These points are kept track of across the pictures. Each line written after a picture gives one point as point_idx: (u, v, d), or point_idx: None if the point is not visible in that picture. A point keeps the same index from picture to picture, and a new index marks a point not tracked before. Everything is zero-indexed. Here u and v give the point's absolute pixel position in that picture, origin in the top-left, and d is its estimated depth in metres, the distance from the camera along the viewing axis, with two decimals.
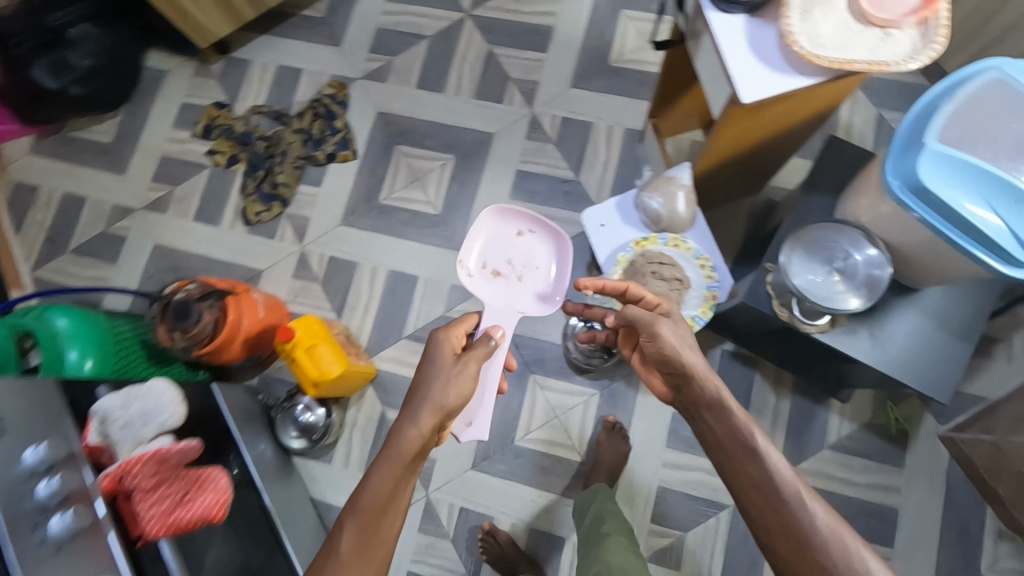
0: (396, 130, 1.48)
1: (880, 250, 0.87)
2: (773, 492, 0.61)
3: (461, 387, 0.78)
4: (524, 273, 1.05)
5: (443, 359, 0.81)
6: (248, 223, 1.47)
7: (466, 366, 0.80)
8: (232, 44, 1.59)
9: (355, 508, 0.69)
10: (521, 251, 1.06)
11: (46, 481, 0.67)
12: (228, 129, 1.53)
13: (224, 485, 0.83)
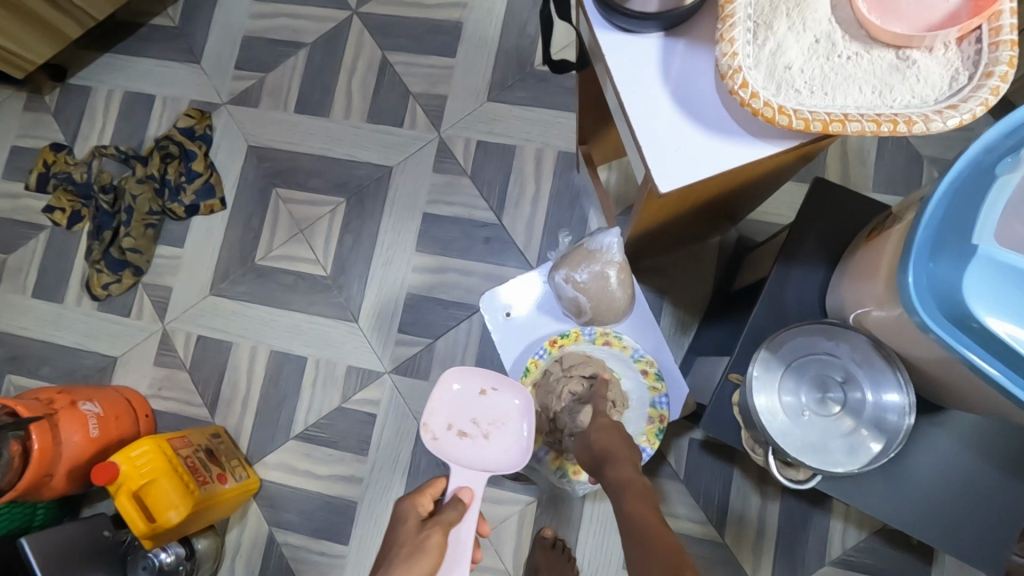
0: (272, 169, 1.18)
1: (905, 398, 0.57)
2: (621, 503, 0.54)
3: (421, 563, 0.55)
4: (500, 426, 0.72)
5: (404, 530, 0.60)
6: (96, 298, 1.17)
7: (431, 533, 0.58)
8: (67, 67, 1.27)
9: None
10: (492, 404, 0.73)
11: None
12: (65, 178, 1.22)
13: None
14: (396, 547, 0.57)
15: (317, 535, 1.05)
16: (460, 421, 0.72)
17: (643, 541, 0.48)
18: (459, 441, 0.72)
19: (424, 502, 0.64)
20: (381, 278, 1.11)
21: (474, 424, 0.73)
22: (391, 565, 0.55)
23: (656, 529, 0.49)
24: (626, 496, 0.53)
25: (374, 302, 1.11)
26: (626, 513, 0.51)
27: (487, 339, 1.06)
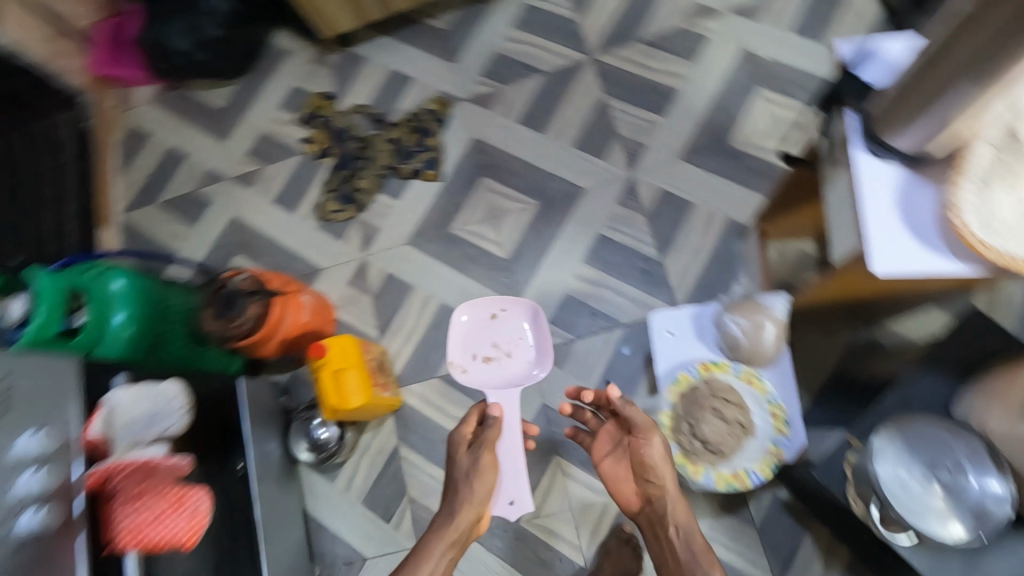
0: (485, 161, 1.42)
1: (1005, 488, 0.71)
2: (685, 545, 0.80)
3: (483, 474, 1.01)
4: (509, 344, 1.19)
5: (461, 456, 1.04)
6: (321, 219, 1.46)
7: (483, 455, 1.02)
8: (352, 38, 1.59)
9: (428, 554, 0.94)
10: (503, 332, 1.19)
11: (31, 474, 0.67)
12: (328, 122, 1.54)
13: (201, 510, 0.82)
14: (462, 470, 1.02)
15: (434, 461, 1.26)
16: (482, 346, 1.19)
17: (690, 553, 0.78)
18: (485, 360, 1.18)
19: (466, 429, 1.07)
20: (547, 275, 1.32)
21: (494, 347, 1.19)
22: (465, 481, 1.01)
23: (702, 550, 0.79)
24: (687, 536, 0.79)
25: (535, 292, 1.32)
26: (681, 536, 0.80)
27: (621, 351, 1.24)
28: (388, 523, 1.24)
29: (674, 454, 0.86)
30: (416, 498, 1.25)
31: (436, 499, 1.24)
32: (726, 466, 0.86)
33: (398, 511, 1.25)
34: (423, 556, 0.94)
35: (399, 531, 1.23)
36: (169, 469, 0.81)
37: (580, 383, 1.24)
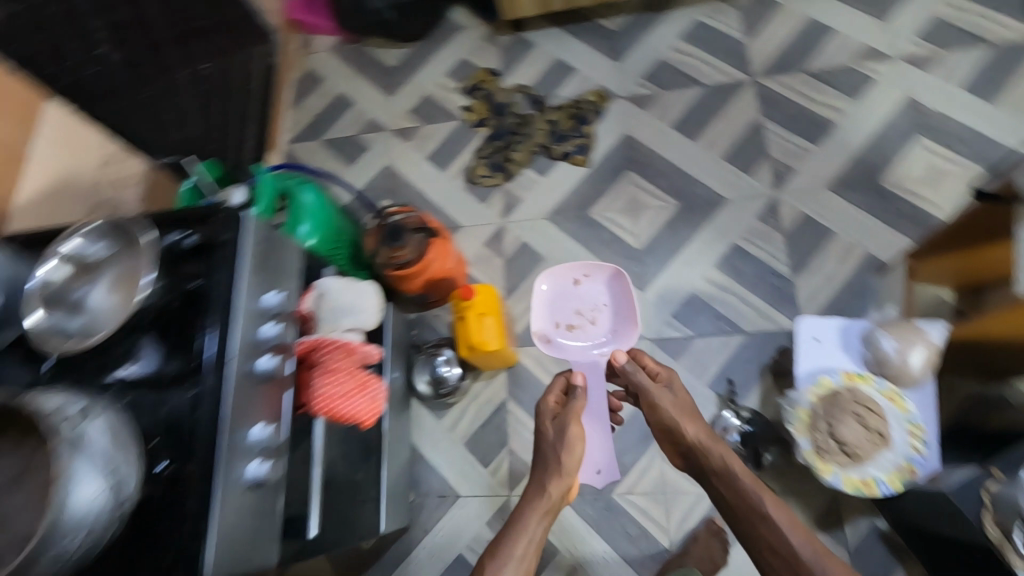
0: (634, 157, 1.50)
1: None
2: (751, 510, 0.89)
3: (570, 445, 1.03)
4: (591, 310, 1.25)
5: (547, 429, 1.07)
6: (468, 181, 1.57)
7: (572, 426, 1.04)
8: (525, 24, 1.71)
9: (528, 525, 0.94)
10: (583, 300, 1.25)
11: (273, 325, 0.79)
12: (490, 95, 1.65)
13: (378, 400, 0.92)
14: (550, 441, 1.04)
15: None
16: (564, 316, 1.25)
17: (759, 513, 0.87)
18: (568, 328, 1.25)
19: (550, 399, 1.12)
20: (677, 272, 1.38)
21: (576, 315, 1.25)
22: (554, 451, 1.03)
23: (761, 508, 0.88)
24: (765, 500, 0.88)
25: (662, 286, 1.38)
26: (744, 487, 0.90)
27: (738, 357, 1.28)
28: (484, 468, 1.32)
29: (806, 449, 0.90)
30: (515, 452, 1.32)
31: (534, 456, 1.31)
32: (856, 471, 0.89)
33: (496, 460, 1.32)
34: (518, 522, 0.94)
35: (494, 478, 1.31)
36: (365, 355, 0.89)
37: (692, 379, 1.29)
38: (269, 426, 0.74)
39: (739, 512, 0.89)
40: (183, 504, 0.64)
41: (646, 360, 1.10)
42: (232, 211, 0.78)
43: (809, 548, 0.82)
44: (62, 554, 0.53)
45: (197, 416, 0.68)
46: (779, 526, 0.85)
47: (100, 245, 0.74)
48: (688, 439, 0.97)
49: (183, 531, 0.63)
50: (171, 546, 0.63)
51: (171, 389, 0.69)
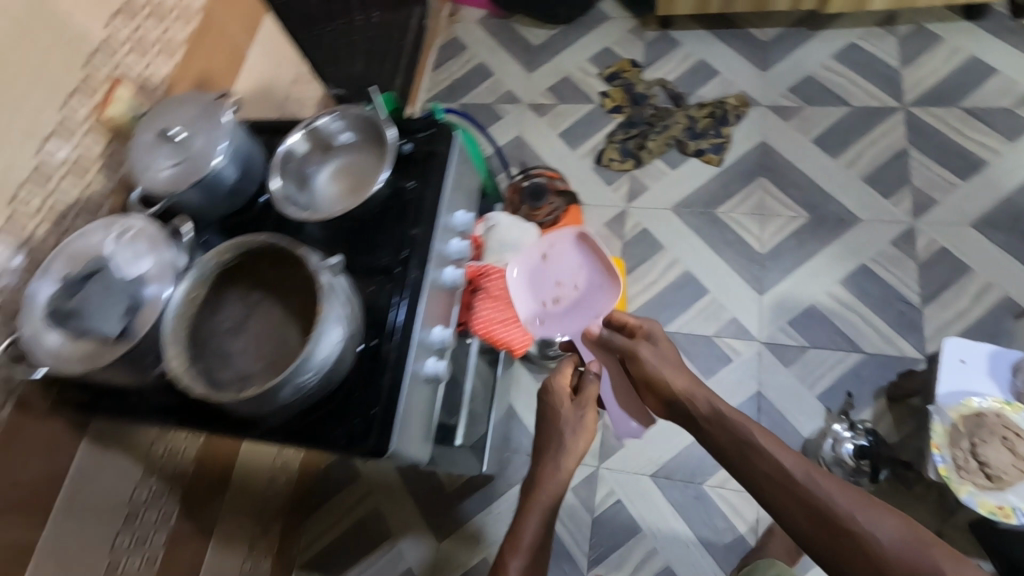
0: (768, 164, 1.51)
1: None
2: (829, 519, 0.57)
3: (581, 428, 0.84)
4: (569, 275, 0.94)
5: (562, 408, 0.85)
6: (597, 163, 1.60)
7: (586, 411, 0.84)
8: (674, 23, 1.74)
9: (529, 531, 0.77)
10: (558, 268, 0.95)
11: (460, 241, 0.83)
12: (628, 85, 1.68)
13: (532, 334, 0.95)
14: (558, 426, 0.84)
15: None
16: (544, 294, 0.94)
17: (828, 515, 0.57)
18: (551, 305, 0.93)
19: (560, 377, 0.87)
20: (799, 282, 1.38)
21: (556, 285, 0.94)
22: (563, 437, 0.83)
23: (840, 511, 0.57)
24: (828, 487, 0.59)
25: (782, 293, 1.38)
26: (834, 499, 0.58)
27: (853, 375, 1.27)
28: None
29: (943, 464, 0.92)
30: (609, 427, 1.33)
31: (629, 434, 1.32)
32: (994, 496, 0.90)
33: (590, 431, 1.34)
34: (517, 529, 0.78)
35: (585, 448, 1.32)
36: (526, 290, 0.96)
37: (802, 388, 1.28)
38: (447, 331, 0.80)
39: (744, 463, 0.66)
40: (382, 376, 0.70)
41: (620, 316, 0.86)
42: (450, 129, 0.82)
43: (809, 471, 0.61)
44: (306, 384, 0.60)
45: (398, 304, 0.73)
46: (789, 473, 0.62)
47: (347, 137, 0.81)
48: (669, 381, 0.77)
49: (380, 401, 0.69)
50: (369, 412, 0.69)
51: (379, 276, 0.75)
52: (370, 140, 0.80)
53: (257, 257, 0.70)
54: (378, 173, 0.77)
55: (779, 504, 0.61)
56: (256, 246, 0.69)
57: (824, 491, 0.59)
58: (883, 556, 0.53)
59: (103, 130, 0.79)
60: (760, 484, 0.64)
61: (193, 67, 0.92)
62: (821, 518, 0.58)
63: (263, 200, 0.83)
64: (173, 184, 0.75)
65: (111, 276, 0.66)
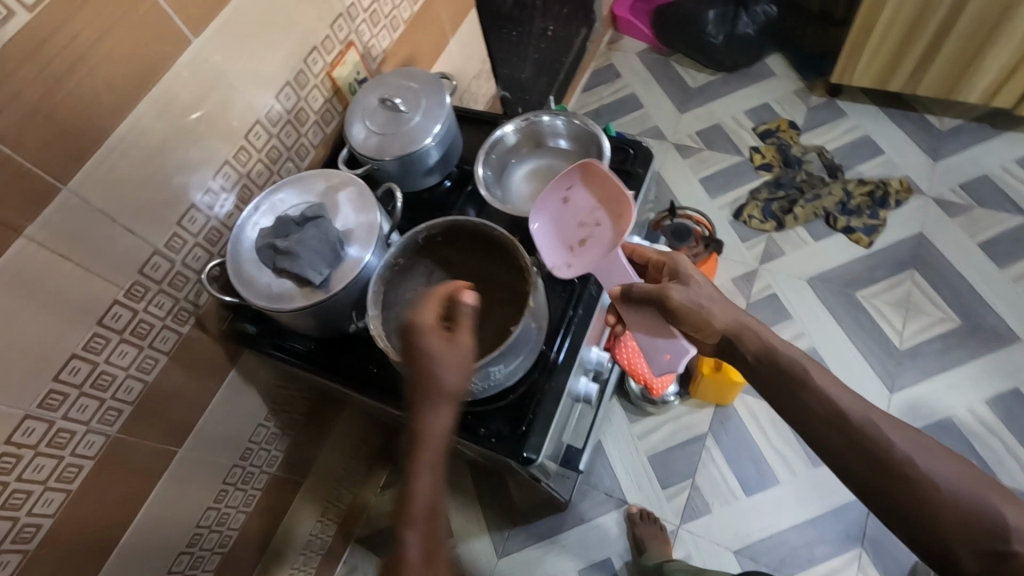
0: (924, 258, 1.41)
1: None
2: (879, 458, 0.52)
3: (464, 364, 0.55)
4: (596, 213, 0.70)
5: (432, 348, 0.54)
6: (735, 217, 1.56)
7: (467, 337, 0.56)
8: (843, 93, 1.68)
9: (412, 549, 0.49)
10: (582, 204, 0.71)
11: None
12: (782, 145, 1.63)
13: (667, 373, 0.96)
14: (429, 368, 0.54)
15: (734, 470, 1.28)
16: (570, 237, 0.71)
17: (885, 447, 0.52)
18: (579, 249, 0.71)
19: (430, 313, 0.56)
20: (938, 389, 1.27)
21: (583, 227, 0.70)
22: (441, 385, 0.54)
23: (897, 448, 0.52)
24: (881, 421, 0.54)
25: (915, 396, 1.28)
26: (887, 434, 0.53)
27: None
28: (661, 489, 1.29)
29: None
30: (698, 488, 1.27)
31: (718, 501, 1.25)
32: None
33: (676, 487, 1.28)
34: (395, 545, 0.50)
35: (669, 503, 1.27)
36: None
37: None
38: (604, 354, 0.78)
39: (790, 398, 0.59)
40: (544, 384, 0.69)
41: (644, 251, 0.73)
42: (649, 153, 0.81)
43: (869, 413, 0.54)
44: (495, 377, 0.61)
45: (571, 316, 0.73)
46: (843, 413, 0.55)
47: (561, 143, 0.80)
48: (708, 313, 0.64)
49: (538, 409, 0.68)
50: (524, 416, 0.68)
51: (555, 285, 0.75)
52: (581, 153, 0.79)
53: (459, 237, 0.70)
54: None
55: (829, 443, 0.55)
56: (467, 226, 0.69)
57: (879, 431, 0.53)
58: (939, 500, 0.49)
59: (326, 87, 0.83)
60: (806, 419, 0.57)
61: (405, 47, 0.96)
62: (870, 457, 0.53)
63: (449, 183, 0.85)
64: (383, 151, 0.77)
65: (326, 222, 0.69)
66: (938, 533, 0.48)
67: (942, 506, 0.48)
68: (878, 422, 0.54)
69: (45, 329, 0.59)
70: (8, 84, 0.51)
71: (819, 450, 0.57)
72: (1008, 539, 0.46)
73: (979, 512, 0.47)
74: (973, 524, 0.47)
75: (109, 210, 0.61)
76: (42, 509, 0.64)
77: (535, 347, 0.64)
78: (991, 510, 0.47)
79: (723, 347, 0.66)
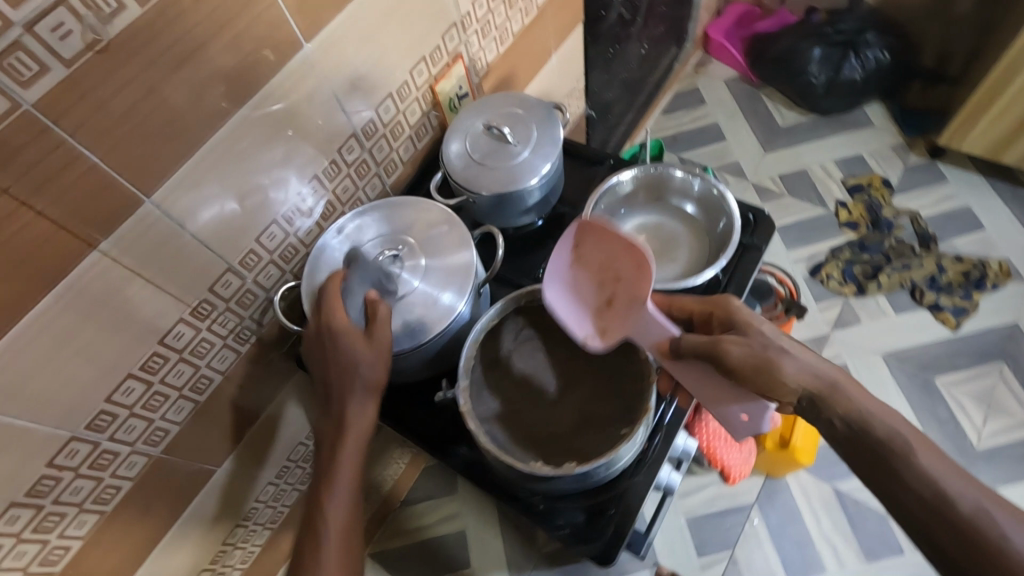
0: (1015, 352, 1.30)
1: None
2: (969, 536, 0.47)
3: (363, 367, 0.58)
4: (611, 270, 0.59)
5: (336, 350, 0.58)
6: (812, 274, 1.45)
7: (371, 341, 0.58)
8: (946, 155, 1.55)
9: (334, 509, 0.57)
10: (594, 262, 0.59)
11: None
12: (872, 203, 1.52)
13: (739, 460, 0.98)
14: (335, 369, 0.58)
15: (778, 550, 1.19)
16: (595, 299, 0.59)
17: (975, 524, 0.47)
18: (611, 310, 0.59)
19: (337, 315, 0.58)
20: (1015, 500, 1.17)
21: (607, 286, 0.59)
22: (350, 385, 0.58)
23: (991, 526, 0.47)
24: (978, 498, 0.48)
25: None
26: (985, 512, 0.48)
27: None
28: (696, 557, 1.21)
29: None
30: (737, 562, 1.19)
31: None
32: None
33: (713, 557, 1.20)
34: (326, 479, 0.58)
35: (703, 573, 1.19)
36: None
37: None
38: (689, 442, 0.70)
39: (871, 456, 0.53)
40: (629, 477, 0.62)
41: (684, 303, 0.61)
42: (772, 225, 0.70)
43: (959, 482, 0.49)
44: (590, 478, 0.56)
45: (665, 403, 0.65)
46: (936, 484, 0.49)
47: (684, 207, 0.73)
48: (781, 373, 0.54)
49: (620, 506, 0.61)
50: (605, 511, 0.61)
51: None
52: (708, 225, 0.71)
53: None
54: (690, 264, 0.69)
55: (905, 502, 0.51)
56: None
57: (969, 502, 0.48)
58: None
59: (426, 100, 0.76)
60: (884, 476, 0.52)
61: (507, 61, 0.88)
62: (948, 518, 0.48)
63: (540, 223, 0.78)
64: (482, 183, 0.69)
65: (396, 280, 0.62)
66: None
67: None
68: (978, 498, 0.48)
69: (106, 348, 0.53)
70: (110, 83, 0.45)
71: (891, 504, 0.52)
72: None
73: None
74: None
75: (189, 224, 0.55)
76: (73, 531, 0.58)
77: (638, 447, 0.58)
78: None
79: (803, 407, 0.56)
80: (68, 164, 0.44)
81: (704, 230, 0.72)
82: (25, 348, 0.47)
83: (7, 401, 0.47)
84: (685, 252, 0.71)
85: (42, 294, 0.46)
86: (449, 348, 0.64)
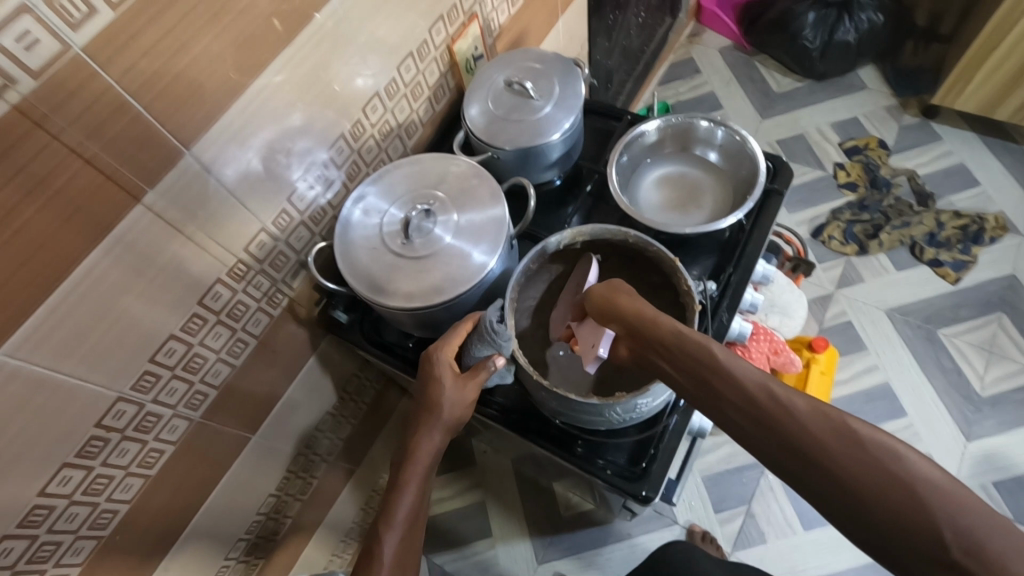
0: (1013, 301, 1.33)
1: None
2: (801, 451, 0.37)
3: (459, 404, 0.59)
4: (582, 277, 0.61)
5: (444, 379, 0.59)
6: (814, 236, 1.47)
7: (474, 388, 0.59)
8: (940, 114, 1.58)
9: (388, 551, 0.53)
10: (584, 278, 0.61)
11: (753, 293, 0.73)
12: (870, 164, 1.54)
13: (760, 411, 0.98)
14: (436, 396, 0.59)
15: (794, 503, 1.22)
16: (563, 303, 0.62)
17: (790, 435, 0.38)
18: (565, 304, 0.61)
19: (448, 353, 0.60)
20: (1018, 442, 1.20)
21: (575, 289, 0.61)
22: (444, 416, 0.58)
23: (812, 435, 0.37)
24: (799, 407, 0.38)
25: (993, 447, 1.21)
26: (802, 419, 0.38)
27: None
28: (715, 514, 1.23)
29: None
30: (755, 516, 1.22)
31: (775, 534, 1.20)
32: None
33: (733, 513, 1.23)
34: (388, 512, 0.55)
35: (723, 528, 1.22)
36: (784, 362, 0.90)
37: None
38: None
39: (696, 385, 0.43)
40: (666, 416, 0.65)
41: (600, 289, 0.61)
42: (791, 171, 0.72)
43: (771, 384, 0.40)
44: (638, 409, 0.57)
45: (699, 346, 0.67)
46: (760, 398, 0.40)
47: (706, 157, 0.75)
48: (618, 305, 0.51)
49: (660, 445, 0.64)
50: (645, 452, 0.64)
51: None
52: (731, 175, 0.73)
53: (598, 250, 0.65)
54: (716, 213, 0.71)
55: (734, 427, 0.41)
56: (616, 237, 0.64)
57: (789, 413, 0.38)
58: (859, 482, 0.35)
59: (444, 60, 0.77)
60: (708, 401, 0.43)
61: (518, 24, 0.88)
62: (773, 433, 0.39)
63: (558, 181, 0.78)
64: (507, 137, 0.69)
65: (435, 236, 0.62)
66: (866, 525, 0.35)
67: (861, 491, 0.35)
68: (801, 407, 0.38)
69: (150, 304, 0.53)
70: (153, 32, 0.45)
71: (728, 433, 0.42)
72: (943, 536, 0.32)
73: (913, 500, 0.33)
74: (900, 518, 0.33)
75: (228, 181, 0.56)
76: (120, 495, 0.59)
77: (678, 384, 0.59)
78: (920, 483, 0.34)
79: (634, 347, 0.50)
80: (115, 114, 0.44)
81: (725, 180, 0.74)
82: (75, 300, 0.47)
83: (60, 356, 0.48)
84: (709, 204, 0.73)
85: (92, 246, 0.46)
86: (485, 299, 0.65)
